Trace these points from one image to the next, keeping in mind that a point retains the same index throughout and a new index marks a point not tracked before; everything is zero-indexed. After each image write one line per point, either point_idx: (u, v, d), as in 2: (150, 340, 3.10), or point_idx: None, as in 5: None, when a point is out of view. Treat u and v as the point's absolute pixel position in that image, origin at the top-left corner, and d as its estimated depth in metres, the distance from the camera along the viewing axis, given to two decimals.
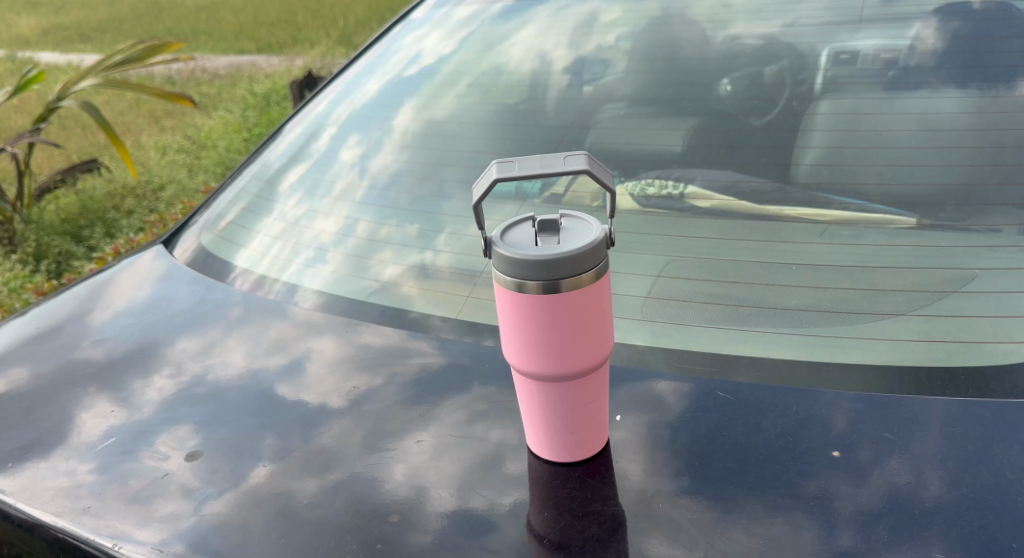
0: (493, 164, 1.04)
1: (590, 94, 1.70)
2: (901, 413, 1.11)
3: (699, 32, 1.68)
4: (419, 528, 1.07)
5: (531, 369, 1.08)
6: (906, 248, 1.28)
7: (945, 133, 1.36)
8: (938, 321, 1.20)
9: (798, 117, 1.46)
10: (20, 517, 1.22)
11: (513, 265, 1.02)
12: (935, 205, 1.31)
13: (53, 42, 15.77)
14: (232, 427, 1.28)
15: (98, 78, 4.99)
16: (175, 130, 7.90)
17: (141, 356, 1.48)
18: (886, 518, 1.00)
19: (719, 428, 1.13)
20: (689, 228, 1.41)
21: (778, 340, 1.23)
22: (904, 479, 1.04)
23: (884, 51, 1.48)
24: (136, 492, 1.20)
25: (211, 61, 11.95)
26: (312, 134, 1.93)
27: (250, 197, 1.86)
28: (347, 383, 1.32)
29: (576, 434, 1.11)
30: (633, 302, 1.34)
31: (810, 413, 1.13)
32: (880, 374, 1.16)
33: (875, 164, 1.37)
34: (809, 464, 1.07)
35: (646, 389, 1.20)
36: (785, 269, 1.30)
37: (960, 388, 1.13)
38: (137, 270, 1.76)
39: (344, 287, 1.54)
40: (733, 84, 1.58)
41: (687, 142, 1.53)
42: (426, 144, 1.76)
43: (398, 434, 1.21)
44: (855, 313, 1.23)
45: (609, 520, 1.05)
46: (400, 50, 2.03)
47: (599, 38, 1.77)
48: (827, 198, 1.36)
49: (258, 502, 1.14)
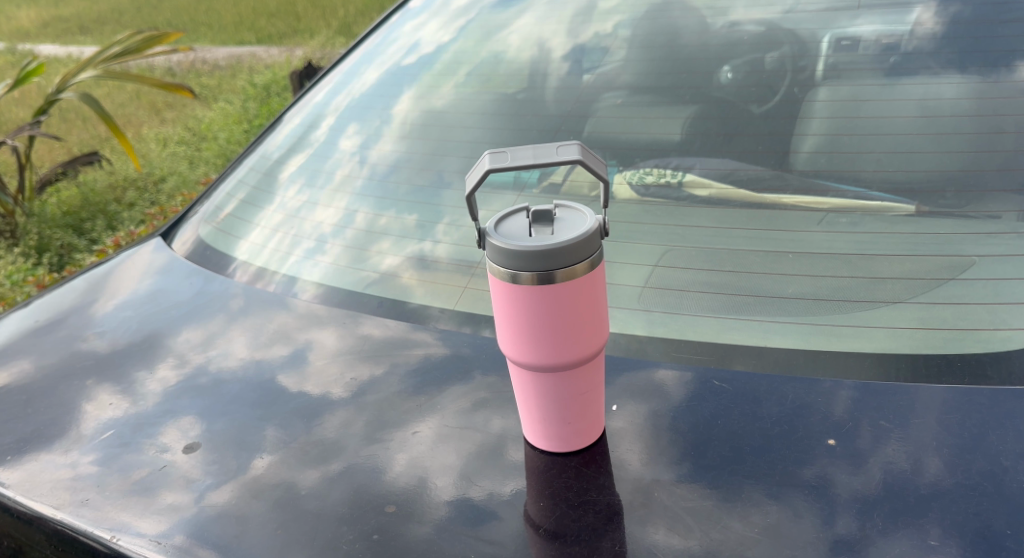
0: (486, 155, 1.04)
1: (589, 82, 1.68)
2: (898, 400, 1.11)
3: (699, 19, 1.67)
4: (417, 519, 1.07)
5: (526, 360, 1.08)
6: (903, 235, 1.28)
7: (944, 119, 1.35)
8: (934, 308, 1.19)
9: (797, 104, 1.45)
10: (20, 510, 1.23)
11: (507, 256, 1.02)
12: (934, 191, 1.30)
13: (53, 34, 15.79)
14: (232, 419, 1.28)
15: (97, 71, 4.98)
16: (176, 121, 7.91)
17: (141, 348, 1.48)
18: (882, 505, 1.00)
19: (715, 416, 1.13)
20: (687, 218, 1.41)
21: (775, 329, 1.23)
22: (899, 465, 1.04)
23: (884, 36, 1.47)
24: (136, 483, 1.20)
25: (210, 52, 11.96)
26: (310, 123, 1.93)
27: (250, 189, 1.86)
28: (347, 373, 1.32)
29: (572, 425, 1.11)
30: (630, 292, 1.34)
31: (807, 401, 1.13)
32: (878, 361, 1.16)
33: (873, 152, 1.36)
34: (804, 452, 1.07)
35: (644, 378, 1.20)
36: (782, 258, 1.30)
37: (957, 375, 1.13)
38: (136, 262, 1.76)
39: (342, 278, 1.54)
40: (735, 71, 1.55)
41: (686, 130, 1.51)
42: (423, 134, 1.76)
43: (397, 425, 1.21)
44: (853, 301, 1.23)
45: (604, 509, 1.05)
46: (399, 39, 2.02)
47: (597, 26, 1.76)
48: (825, 185, 1.36)
49: (256, 494, 1.14)
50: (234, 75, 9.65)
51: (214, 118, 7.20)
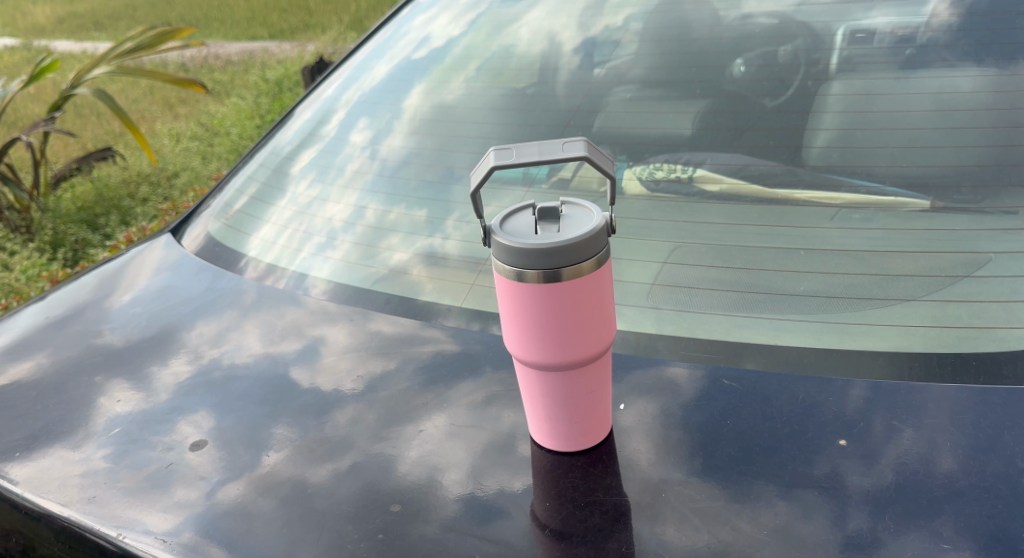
0: (491, 151, 1.03)
1: (600, 76, 1.66)
2: (912, 400, 1.09)
3: (711, 11, 1.65)
4: (422, 517, 1.07)
5: (531, 358, 1.07)
6: (916, 232, 1.26)
7: (959, 113, 1.32)
8: (948, 306, 1.18)
9: (810, 98, 1.43)
10: (27, 506, 1.23)
11: (513, 254, 1.01)
12: (949, 186, 1.28)
13: (68, 31, 15.90)
14: (239, 416, 1.27)
15: (110, 66, 5.00)
16: (189, 116, 7.94)
17: (151, 344, 1.48)
18: (894, 506, 0.99)
19: (724, 416, 1.11)
20: (697, 214, 1.39)
21: (787, 327, 1.21)
22: (912, 466, 1.02)
23: (899, 28, 1.44)
24: (142, 481, 1.20)
25: (223, 47, 12.00)
26: (320, 119, 1.93)
27: (259, 185, 1.85)
28: (356, 370, 1.31)
29: (579, 424, 1.10)
30: (639, 288, 1.32)
31: (819, 400, 1.11)
32: (891, 360, 1.14)
33: (886, 147, 1.35)
34: (816, 453, 1.05)
35: (654, 377, 1.19)
36: (793, 255, 1.28)
37: (972, 375, 1.11)
38: (147, 259, 1.76)
39: (351, 275, 1.54)
40: (747, 64, 1.54)
41: (696, 125, 1.50)
42: (433, 129, 1.75)
43: (405, 422, 1.20)
44: (866, 299, 1.21)
45: (611, 510, 1.04)
46: (409, 33, 2.01)
47: (608, 19, 1.74)
48: (838, 181, 1.34)
49: (261, 492, 1.14)
50: (246, 70, 9.67)
51: (227, 113, 7.22)
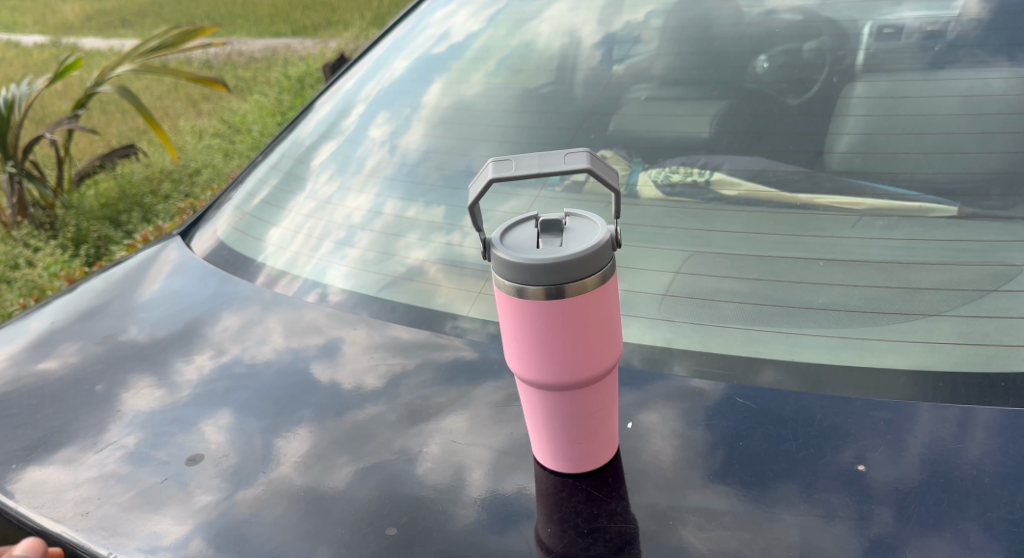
0: (489, 163, 0.99)
1: (618, 74, 1.61)
2: (936, 422, 1.04)
3: (733, 8, 1.59)
4: (418, 542, 1.03)
5: (533, 377, 1.03)
6: (941, 243, 1.21)
7: (990, 117, 1.27)
8: (976, 323, 1.12)
9: (833, 99, 1.38)
10: (21, 520, 1.20)
11: (513, 270, 0.97)
12: (978, 193, 1.22)
13: (96, 28, 16.05)
14: (235, 429, 1.24)
15: (133, 64, 5.01)
16: (213, 113, 7.96)
17: (151, 351, 1.45)
18: (915, 540, 0.94)
19: (737, 438, 1.07)
20: (713, 221, 1.35)
21: (804, 342, 1.16)
22: (937, 496, 0.97)
23: (927, 23, 1.39)
24: (136, 497, 1.17)
25: (248, 44, 12.06)
26: (335, 118, 1.89)
27: (270, 188, 1.82)
28: (357, 382, 1.27)
29: (582, 445, 1.06)
30: (651, 299, 1.28)
31: (837, 422, 1.06)
32: (913, 379, 1.09)
33: (911, 152, 1.29)
34: (832, 480, 1.00)
35: (664, 395, 1.14)
36: (812, 265, 1.23)
37: (1000, 397, 1.06)
38: (153, 263, 1.73)
39: (358, 280, 1.51)
40: (771, 61, 1.48)
41: (714, 128, 1.45)
42: (446, 129, 1.71)
43: (404, 439, 1.16)
44: (886, 312, 1.16)
45: (615, 538, 1.00)
46: (429, 27, 1.97)
47: (629, 15, 1.69)
48: (860, 187, 1.28)
49: (254, 511, 1.10)
50: (270, 66, 9.70)
51: (252, 109, 7.23)
